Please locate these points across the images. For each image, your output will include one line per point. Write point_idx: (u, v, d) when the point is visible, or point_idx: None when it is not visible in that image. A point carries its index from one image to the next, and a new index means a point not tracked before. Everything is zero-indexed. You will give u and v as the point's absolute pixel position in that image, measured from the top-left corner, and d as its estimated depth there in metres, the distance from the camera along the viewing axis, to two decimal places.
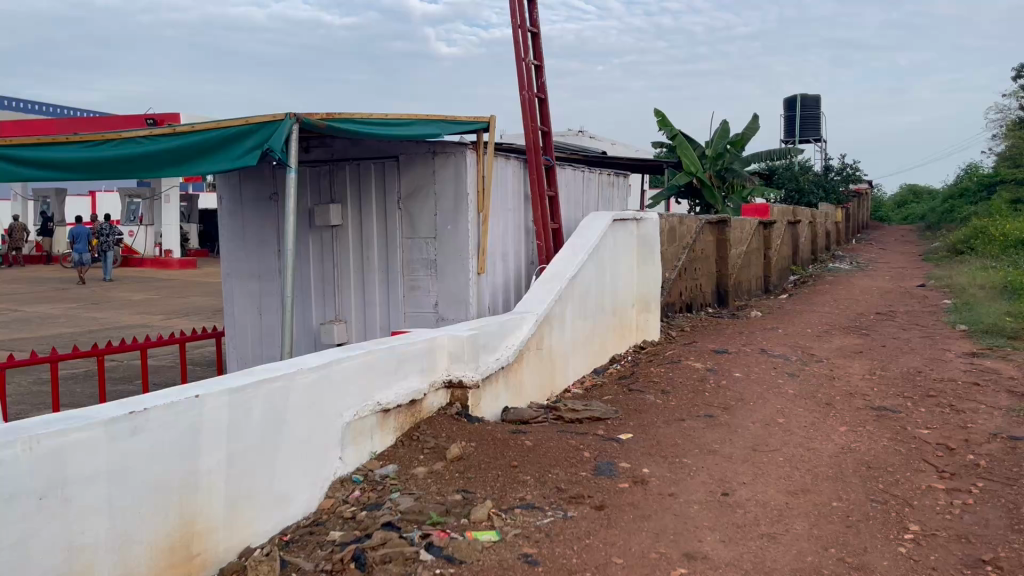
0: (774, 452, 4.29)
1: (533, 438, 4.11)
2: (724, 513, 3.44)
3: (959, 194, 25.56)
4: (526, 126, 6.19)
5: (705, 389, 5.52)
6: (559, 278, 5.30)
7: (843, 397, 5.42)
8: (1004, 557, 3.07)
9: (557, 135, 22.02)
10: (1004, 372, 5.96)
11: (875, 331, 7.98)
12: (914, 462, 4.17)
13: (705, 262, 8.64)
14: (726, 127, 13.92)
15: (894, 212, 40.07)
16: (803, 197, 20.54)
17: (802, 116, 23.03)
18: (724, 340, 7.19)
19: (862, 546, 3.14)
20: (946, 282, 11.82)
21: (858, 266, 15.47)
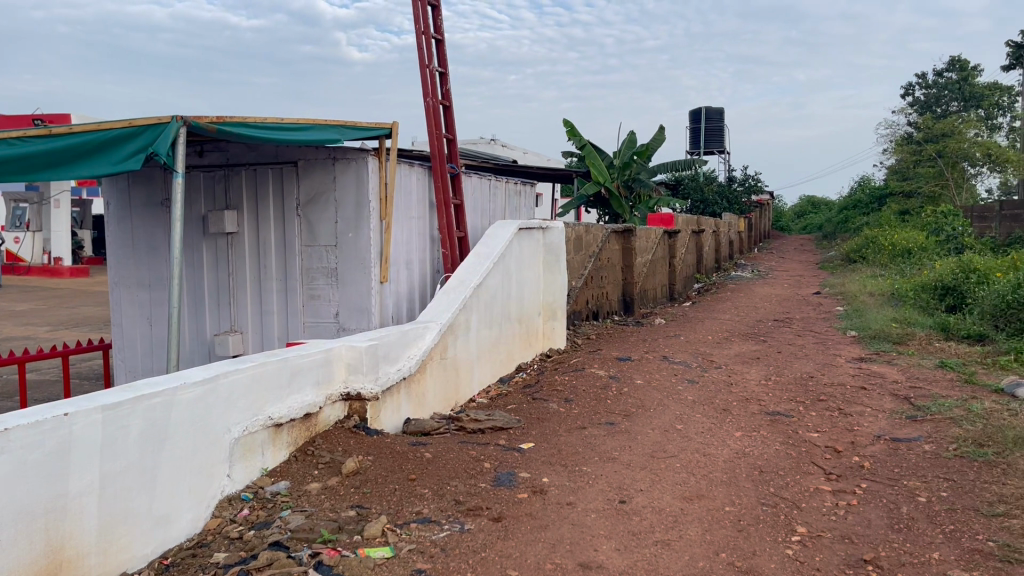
0: (671, 458, 4.34)
1: (433, 450, 4.04)
2: (621, 521, 3.44)
3: (852, 205, 26.78)
4: (430, 133, 6.11)
5: (608, 396, 5.55)
6: (463, 287, 5.22)
7: (739, 403, 5.55)
8: (885, 556, 3.15)
9: (469, 143, 22.00)
10: (889, 376, 6.23)
11: (772, 337, 8.23)
12: (803, 465, 4.29)
13: (611, 271, 8.74)
14: (633, 137, 14.15)
15: (794, 223, 41.69)
16: (707, 207, 21.10)
17: (707, 128, 23.70)
18: (628, 347, 7.28)
19: (752, 550, 3.20)
20: (839, 289, 12.32)
21: (758, 274, 15.98)
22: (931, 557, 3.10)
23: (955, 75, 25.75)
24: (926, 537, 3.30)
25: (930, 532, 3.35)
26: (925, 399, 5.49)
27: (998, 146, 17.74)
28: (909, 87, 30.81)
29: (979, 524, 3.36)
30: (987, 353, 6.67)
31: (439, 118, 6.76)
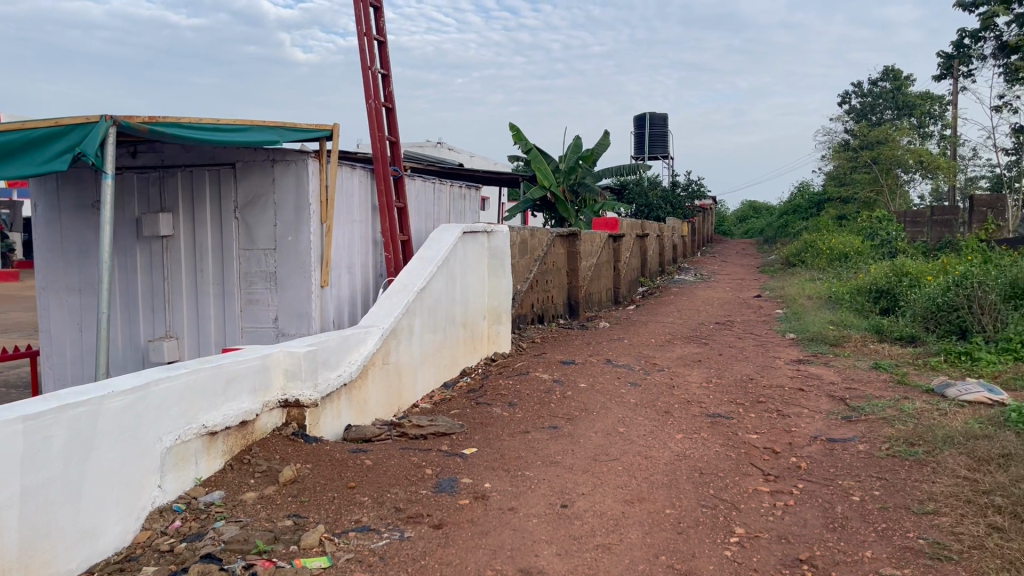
0: (613, 461, 4.35)
1: (373, 457, 3.99)
2: (562, 526, 3.42)
3: (792, 211, 27.38)
4: (373, 136, 6.04)
5: (551, 400, 5.55)
6: (405, 291, 5.15)
7: (680, 405, 5.60)
8: (819, 555, 3.18)
9: (415, 146, 21.88)
10: (826, 378, 6.36)
11: (714, 340, 8.35)
12: (742, 466, 4.34)
13: (556, 274, 8.75)
14: (578, 142, 14.22)
15: (737, 228, 42.51)
16: (652, 211, 21.34)
17: (651, 133, 23.98)
18: (572, 351, 7.30)
19: (691, 552, 3.20)
20: (780, 293, 12.57)
21: (701, 278, 16.22)
22: (862, 556, 3.12)
23: (890, 85, 26.53)
24: (858, 536, 3.34)
25: (863, 531, 3.38)
26: (860, 400, 5.61)
27: (929, 153, 18.33)
28: (846, 95, 31.65)
29: (909, 521, 3.41)
30: (919, 355, 6.86)
31: (381, 121, 6.69)
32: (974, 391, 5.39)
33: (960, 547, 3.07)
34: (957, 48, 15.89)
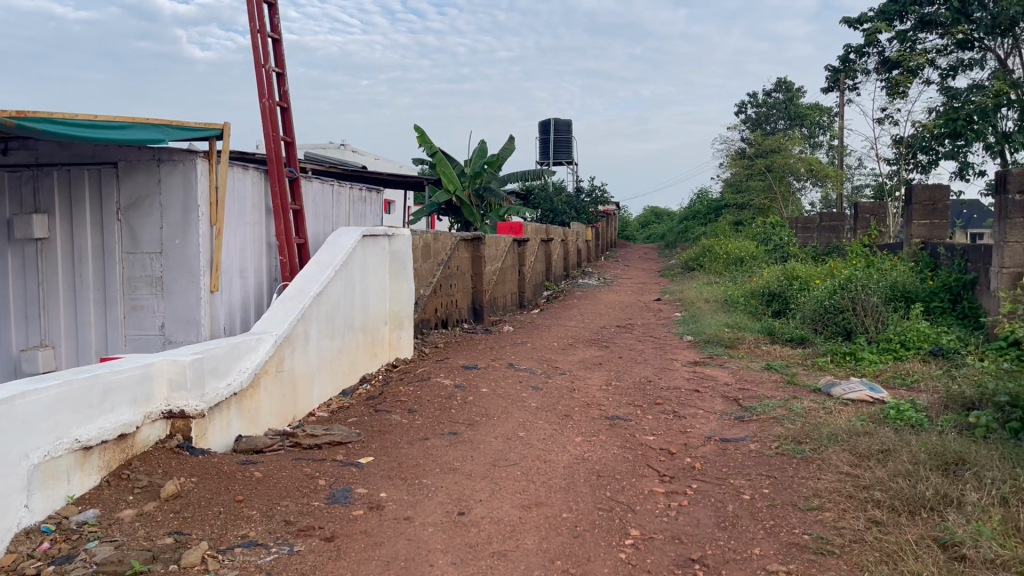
0: (512, 466, 4.22)
1: (263, 469, 3.80)
2: (459, 533, 3.26)
3: (691, 217, 28.16)
4: (267, 136, 5.82)
5: (452, 406, 5.43)
6: (302, 295, 4.92)
7: (580, 408, 5.59)
8: (711, 554, 3.05)
9: (317, 148, 21.42)
10: (720, 379, 6.51)
11: (614, 343, 8.43)
12: (639, 468, 4.26)
13: (460, 279, 8.64)
14: (483, 146, 14.17)
15: (640, 233, 43.49)
16: (557, 216, 21.54)
17: (556, 139, 24.20)
18: (475, 355, 7.21)
19: (587, 555, 3.05)
20: (679, 296, 12.85)
21: (604, 282, 16.44)
22: (751, 554, 3.01)
23: (782, 96, 27.64)
24: (749, 533, 3.23)
25: (752, 528, 3.29)
26: (752, 400, 5.74)
27: (819, 162, 19.16)
28: (741, 106, 32.82)
29: (796, 518, 3.34)
30: (808, 355, 7.10)
31: (276, 121, 6.46)
32: (857, 390, 5.60)
33: (844, 542, 3.02)
34: (843, 62, 16.63)
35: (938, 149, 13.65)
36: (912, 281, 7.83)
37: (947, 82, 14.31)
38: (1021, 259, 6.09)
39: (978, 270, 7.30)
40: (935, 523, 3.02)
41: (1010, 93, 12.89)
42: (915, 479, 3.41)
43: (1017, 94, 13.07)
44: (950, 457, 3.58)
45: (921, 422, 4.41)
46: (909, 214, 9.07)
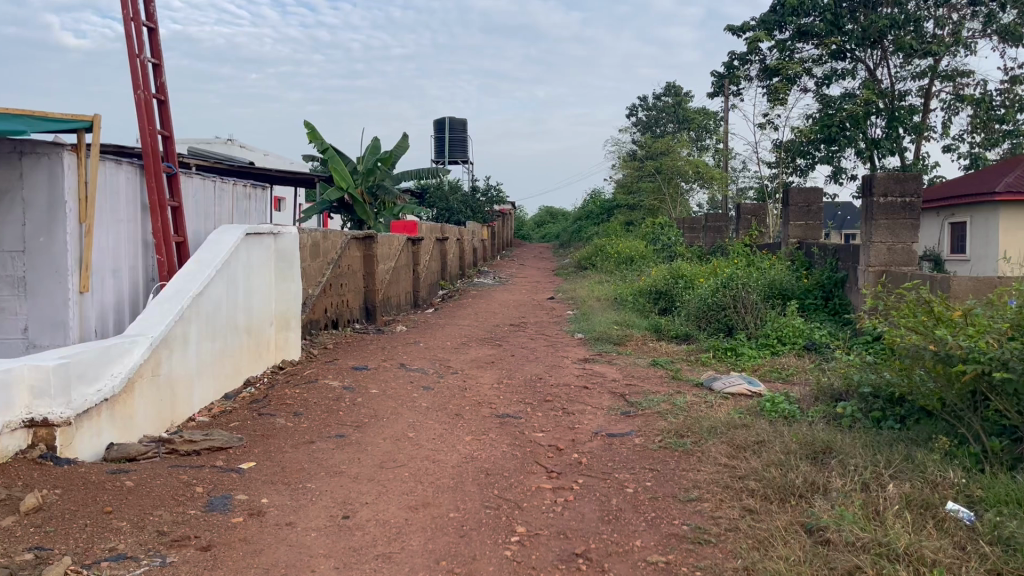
0: (400, 467, 4.15)
1: (135, 477, 3.62)
2: (342, 537, 3.18)
3: (584, 216, 28.66)
4: (142, 129, 5.55)
5: (340, 408, 5.32)
6: (180, 295, 4.68)
7: (471, 407, 5.58)
8: (594, 548, 3.07)
9: (202, 143, 20.60)
10: (608, 375, 6.64)
11: (507, 341, 8.47)
12: (527, 465, 4.27)
13: (351, 278, 8.46)
14: (376, 143, 13.96)
15: (535, 232, 43.95)
16: (452, 215, 21.48)
17: (450, 138, 24.14)
18: (365, 356, 7.09)
19: (472, 554, 3.04)
20: (571, 294, 13.03)
21: (498, 281, 16.51)
22: (633, 545, 3.05)
23: (670, 100, 28.52)
24: (632, 526, 3.27)
25: (635, 521, 3.33)
26: (638, 396, 5.88)
27: (705, 165, 19.87)
28: (632, 109, 33.64)
29: (676, 509, 3.40)
30: (692, 351, 7.33)
31: (152, 113, 6.17)
32: (736, 384, 5.83)
33: (719, 531, 3.08)
34: (728, 68, 17.23)
35: (814, 153, 14.36)
36: (787, 279, 8.18)
37: (822, 90, 15.08)
38: (885, 258, 6.44)
39: (848, 268, 7.73)
40: (802, 509, 3.11)
41: (877, 102, 13.77)
42: (786, 468, 3.51)
43: (884, 103, 13.99)
44: (818, 446, 3.71)
45: (793, 413, 4.63)
46: (786, 215, 9.50)
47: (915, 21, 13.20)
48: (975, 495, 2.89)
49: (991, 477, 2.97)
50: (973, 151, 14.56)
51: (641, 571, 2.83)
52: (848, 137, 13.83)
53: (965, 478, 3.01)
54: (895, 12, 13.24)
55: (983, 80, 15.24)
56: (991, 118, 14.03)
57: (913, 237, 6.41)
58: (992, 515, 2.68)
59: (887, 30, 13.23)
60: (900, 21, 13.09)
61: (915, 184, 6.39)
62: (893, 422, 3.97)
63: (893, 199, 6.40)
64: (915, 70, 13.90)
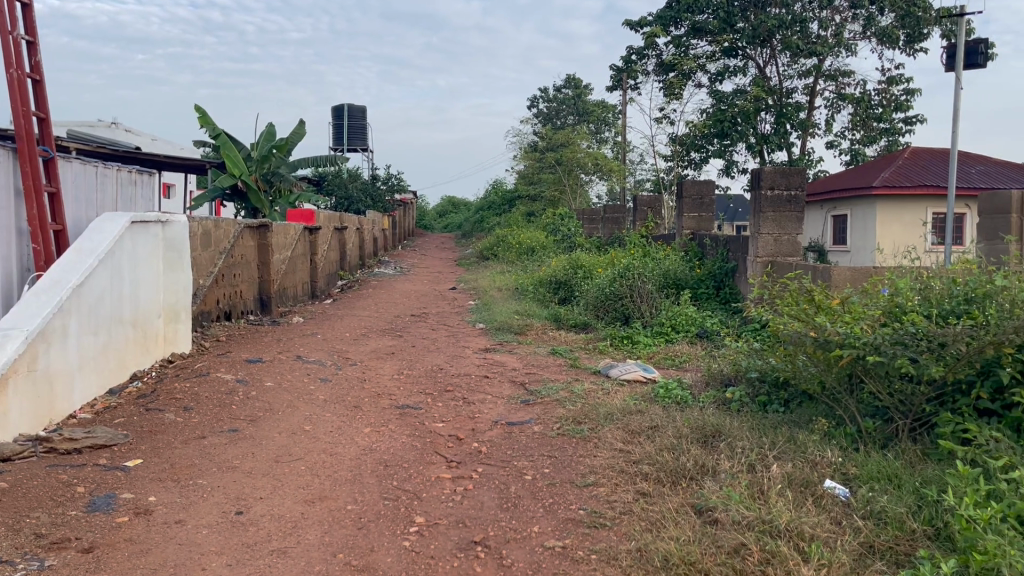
0: (296, 461, 4.06)
1: (9, 479, 3.41)
2: (235, 534, 3.09)
3: (486, 207, 28.70)
4: (15, 110, 5.22)
5: (232, 402, 5.15)
6: (59, 286, 4.42)
7: (370, 399, 5.51)
8: (492, 536, 3.10)
9: (83, 126, 19.51)
10: (509, 364, 6.68)
11: (408, 332, 8.40)
12: (427, 455, 4.25)
13: (245, 268, 8.19)
14: (272, 129, 13.56)
15: (437, 222, 43.68)
16: (352, 204, 21.14)
17: (350, 125, 23.66)
18: (260, 348, 6.90)
19: (370, 546, 3.01)
20: (473, 284, 13.03)
21: (399, 271, 16.35)
22: (530, 532, 3.09)
23: (571, 92, 28.89)
24: (529, 512, 3.32)
25: (533, 507, 3.37)
26: (537, 384, 5.94)
27: (604, 157, 20.17)
28: (533, 100, 33.89)
29: (573, 494, 3.46)
30: (590, 340, 7.47)
31: (26, 94, 5.81)
32: (632, 371, 5.98)
33: (614, 514, 3.15)
34: (626, 62, 17.57)
35: (708, 147, 14.83)
36: (681, 270, 8.40)
37: (715, 86, 15.56)
38: (772, 248, 6.72)
39: (738, 259, 8.04)
40: (692, 491, 3.22)
41: (766, 98, 14.30)
42: (678, 452, 3.62)
43: (773, 100, 14.53)
44: (709, 430, 3.84)
45: (684, 398, 4.78)
46: (681, 207, 9.77)
47: (801, 22, 13.78)
48: (850, 473, 3.06)
49: (865, 455, 3.16)
50: (854, 147, 15.32)
51: (539, 556, 2.87)
52: (739, 131, 14.35)
53: (841, 456, 3.18)
54: (782, 13, 13.79)
55: (863, 80, 16.05)
56: (869, 116, 14.81)
57: (797, 228, 6.72)
58: (866, 491, 2.84)
59: (776, 29, 13.75)
60: (787, 21, 13.62)
61: (799, 178, 6.69)
62: (778, 406, 4.16)
63: (780, 192, 6.68)
64: (801, 69, 14.53)
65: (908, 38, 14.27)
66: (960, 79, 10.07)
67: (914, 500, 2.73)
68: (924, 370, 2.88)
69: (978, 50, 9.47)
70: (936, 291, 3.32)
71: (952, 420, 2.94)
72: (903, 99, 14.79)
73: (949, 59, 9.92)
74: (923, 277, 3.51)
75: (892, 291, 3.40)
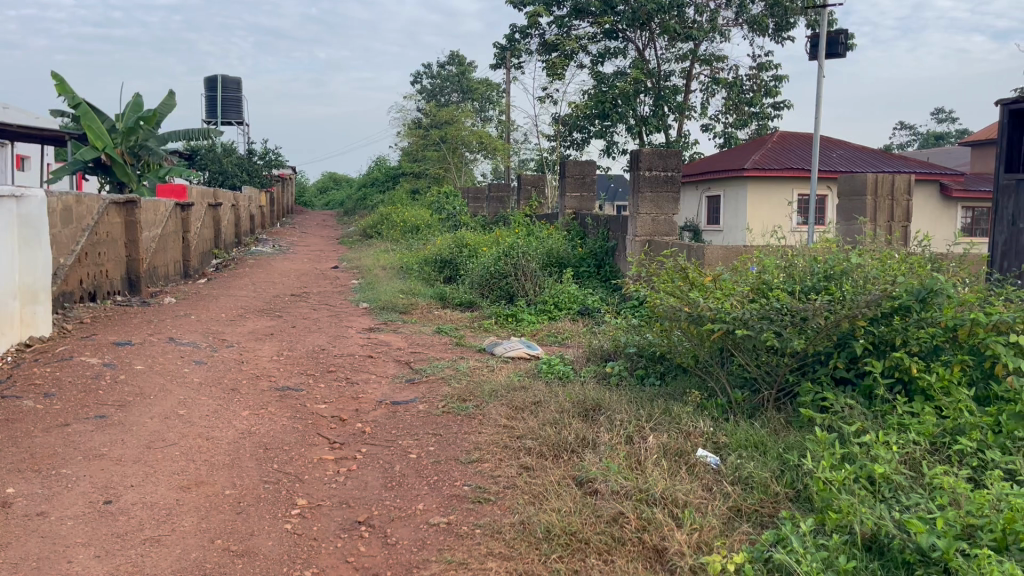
0: (169, 446, 3.90)
1: None
2: (102, 524, 2.95)
3: (368, 184, 28.23)
4: None
5: (99, 387, 4.88)
6: None
7: (248, 381, 5.36)
8: (376, 515, 3.09)
9: None
10: (393, 343, 6.64)
11: (287, 312, 8.19)
12: (309, 437, 4.18)
13: (111, 246, 7.74)
14: (139, 100, 12.82)
15: (316, 199, 42.57)
16: (226, 178, 20.32)
17: (223, 97, 22.62)
18: (128, 330, 6.56)
19: (249, 530, 2.94)
20: (355, 263, 12.81)
21: (278, 249, 15.87)
22: (415, 509, 3.10)
23: (454, 69, 28.82)
24: (414, 490, 3.33)
25: (417, 485, 3.38)
26: (423, 363, 5.92)
27: (488, 136, 20.16)
28: (416, 76, 33.54)
29: (457, 471, 3.49)
30: (475, 318, 7.51)
31: None
32: (516, 348, 6.05)
33: (498, 489, 3.21)
34: (509, 41, 17.58)
35: (589, 127, 15.09)
36: (563, 248, 8.55)
37: (597, 68, 15.81)
38: (650, 228, 6.93)
39: (618, 237, 8.29)
40: (573, 464, 3.31)
41: (645, 81, 14.68)
42: (559, 426, 3.71)
43: (651, 82, 14.92)
44: (589, 404, 3.95)
45: (566, 374, 4.89)
46: (563, 186, 9.90)
47: (678, 7, 14.20)
48: (721, 441, 3.22)
49: (734, 424, 3.33)
50: (727, 130, 15.94)
51: (423, 534, 2.88)
52: (620, 113, 14.63)
53: (713, 426, 3.34)
54: None
55: (735, 65, 16.69)
56: (741, 100, 15.44)
57: (673, 209, 6.96)
58: (734, 458, 3.00)
59: (654, 13, 14.10)
60: (666, 6, 14.00)
61: (675, 160, 6.94)
62: (655, 378, 4.33)
63: (656, 173, 6.90)
64: (678, 53, 14.98)
65: (777, 27, 14.93)
66: (822, 68, 10.62)
67: (778, 465, 2.90)
68: (788, 343, 3.07)
69: (838, 41, 10.05)
70: (798, 269, 3.52)
71: (812, 389, 3.13)
72: (772, 85, 15.50)
73: (812, 48, 10.46)
74: (787, 255, 3.70)
75: (760, 269, 3.57)
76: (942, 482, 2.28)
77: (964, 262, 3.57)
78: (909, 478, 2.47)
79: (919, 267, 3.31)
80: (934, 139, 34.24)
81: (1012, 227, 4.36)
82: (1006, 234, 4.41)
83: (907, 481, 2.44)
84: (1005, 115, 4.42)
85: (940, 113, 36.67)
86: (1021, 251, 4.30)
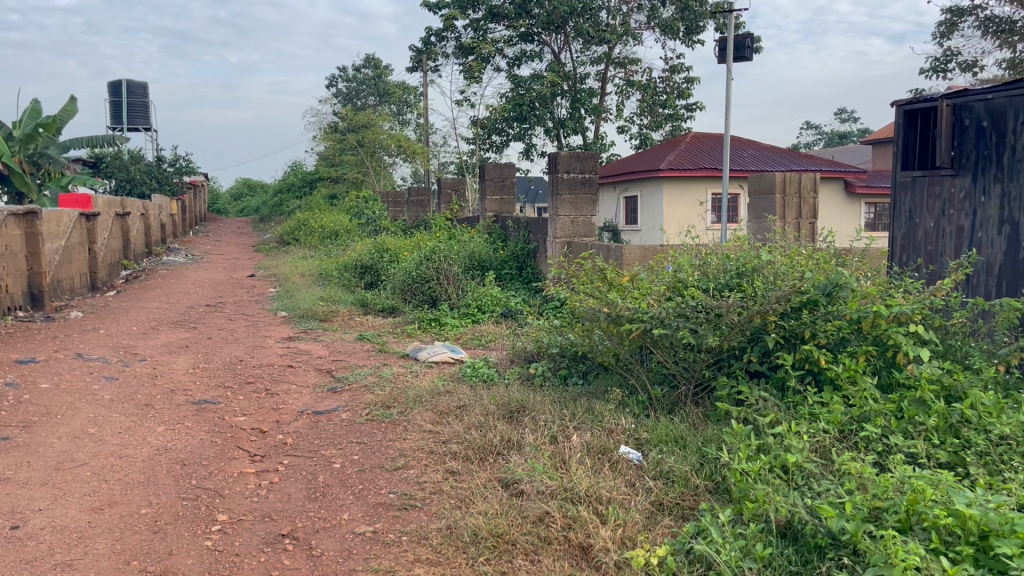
0: (80, 467, 3.75)
1: None
2: (9, 551, 2.82)
3: (284, 190, 27.61)
4: None
5: (2, 408, 4.65)
6: None
7: (163, 396, 5.19)
8: (300, 527, 3.05)
9: None
10: (314, 352, 6.54)
11: (202, 323, 7.96)
12: (229, 451, 4.09)
13: (11, 259, 7.36)
14: (38, 107, 12.29)
15: (230, 206, 41.25)
16: (134, 187, 19.58)
17: (128, 103, 21.77)
18: (31, 347, 6.26)
19: (167, 550, 2.86)
20: (273, 271, 12.52)
21: (191, 258, 15.34)
22: (340, 520, 3.07)
23: (370, 73, 28.57)
24: (339, 500, 3.29)
25: (342, 495, 3.35)
26: (344, 370, 5.86)
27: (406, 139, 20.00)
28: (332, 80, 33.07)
29: (383, 479, 3.46)
30: (398, 323, 7.46)
31: None
32: (439, 352, 6.04)
33: (424, 495, 3.19)
34: (424, 44, 17.48)
35: (508, 130, 15.14)
36: (486, 251, 8.57)
37: (513, 70, 15.88)
38: (570, 230, 7.02)
39: (538, 240, 8.37)
40: (499, 466, 3.33)
41: (561, 83, 14.82)
42: (485, 430, 3.73)
43: (568, 85, 15.07)
44: (514, 406, 3.98)
45: (491, 376, 4.90)
46: (483, 189, 9.93)
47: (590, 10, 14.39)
48: (642, 438, 3.29)
49: (655, 420, 3.41)
50: (643, 131, 16.24)
51: (349, 543, 2.86)
52: (537, 115, 14.73)
53: (634, 423, 3.41)
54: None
55: (649, 68, 17.00)
56: (656, 101, 15.76)
57: (592, 210, 7.06)
58: (656, 453, 3.07)
59: (568, 16, 14.24)
60: (578, 9, 14.17)
61: (591, 162, 7.04)
62: (577, 378, 4.38)
63: (575, 176, 6.98)
64: (593, 56, 15.18)
65: (688, 30, 15.28)
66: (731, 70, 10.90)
67: (698, 458, 2.98)
68: (703, 340, 3.16)
69: (745, 44, 10.35)
70: (712, 266, 3.62)
71: (727, 384, 3.23)
72: (685, 87, 15.85)
73: (721, 52, 10.73)
74: (701, 253, 3.79)
75: (674, 268, 3.66)
76: (849, 468, 2.39)
77: (866, 257, 3.74)
78: (820, 466, 2.57)
79: (824, 262, 3.45)
80: (838, 138, 35.61)
81: (909, 221, 4.59)
82: (904, 228, 4.64)
83: (818, 468, 2.53)
84: (899, 116, 4.64)
85: (843, 114, 38.20)
86: (918, 245, 4.53)
